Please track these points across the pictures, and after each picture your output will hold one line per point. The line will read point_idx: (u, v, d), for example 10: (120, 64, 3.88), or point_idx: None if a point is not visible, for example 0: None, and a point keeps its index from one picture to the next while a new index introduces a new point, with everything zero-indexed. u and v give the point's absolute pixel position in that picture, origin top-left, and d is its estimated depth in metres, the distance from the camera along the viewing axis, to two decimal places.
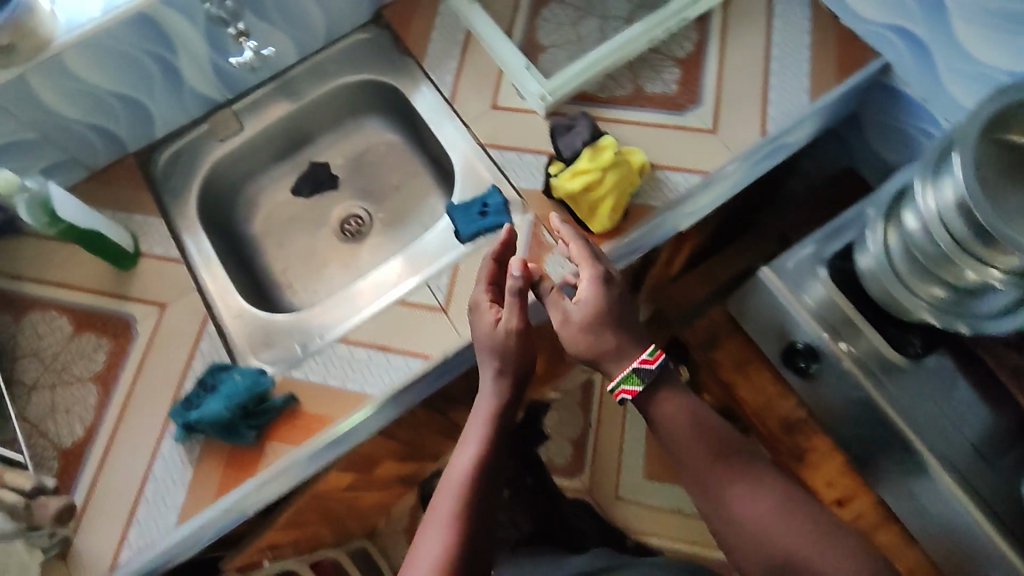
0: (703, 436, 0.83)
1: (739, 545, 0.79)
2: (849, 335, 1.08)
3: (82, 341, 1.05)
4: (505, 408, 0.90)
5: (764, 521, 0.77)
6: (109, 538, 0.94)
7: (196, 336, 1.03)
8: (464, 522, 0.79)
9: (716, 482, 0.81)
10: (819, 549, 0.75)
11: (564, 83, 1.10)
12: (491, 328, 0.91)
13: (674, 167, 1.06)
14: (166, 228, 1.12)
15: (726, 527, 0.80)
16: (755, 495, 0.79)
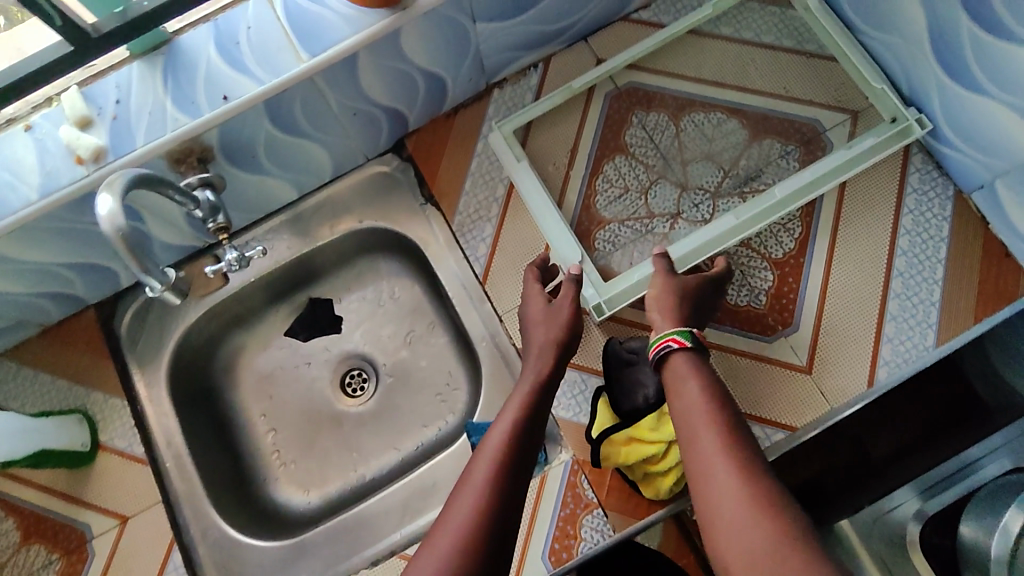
0: (700, 424, 0.63)
1: (716, 534, 0.55)
2: None
3: (30, 553, 0.90)
4: (534, 423, 0.72)
5: (743, 514, 0.54)
6: None
7: (160, 565, 0.89)
8: (510, 492, 0.64)
9: (703, 454, 0.60)
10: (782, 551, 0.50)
11: (625, 292, 0.89)
12: (542, 308, 0.84)
13: (754, 417, 0.85)
14: (131, 413, 0.95)
15: (707, 516, 0.57)
16: (746, 476, 0.57)
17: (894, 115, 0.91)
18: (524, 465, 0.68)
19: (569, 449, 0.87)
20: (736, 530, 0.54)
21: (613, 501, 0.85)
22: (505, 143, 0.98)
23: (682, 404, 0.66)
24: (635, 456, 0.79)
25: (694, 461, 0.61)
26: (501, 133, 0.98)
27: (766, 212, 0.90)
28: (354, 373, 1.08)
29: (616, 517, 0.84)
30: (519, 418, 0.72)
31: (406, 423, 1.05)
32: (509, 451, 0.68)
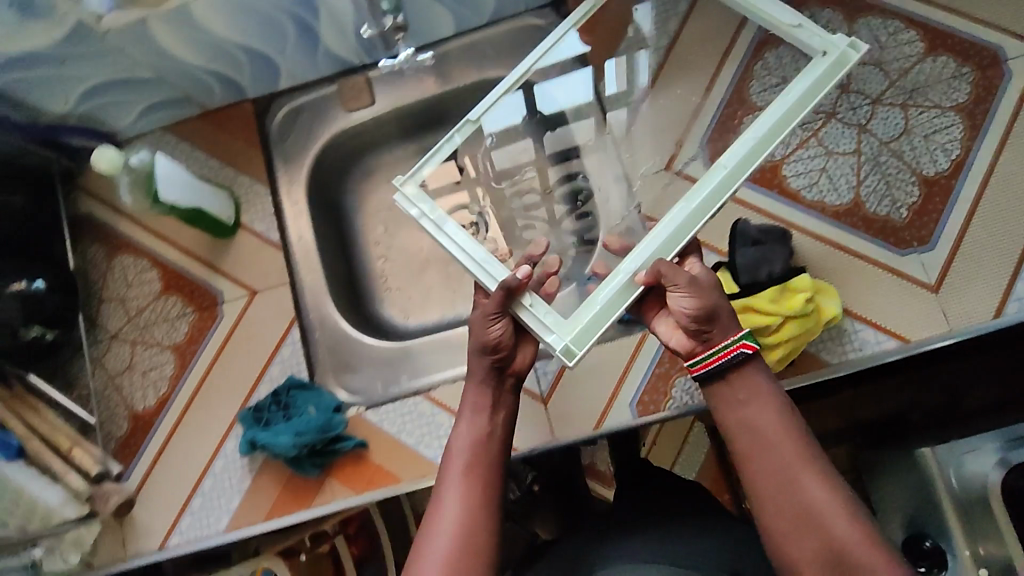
0: (776, 437, 0.59)
1: (789, 541, 0.56)
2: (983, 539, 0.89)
3: (167, 304, 1.00)
4: (491, 451, 0.65)
5: (834, 525, 0.55)
6: (162, 520, 0.94)
7: (279, 339, 0.97)
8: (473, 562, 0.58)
9: (777, 464, 0.58)
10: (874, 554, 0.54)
11: (593, 322, 0.67)
12: (481, 327, 0.68)
13: (868, 321, 0.85)
14: (272, 202, 1.03)
15: (781, 530, 0.57)
16: (830, 483, 0.57)
17: (825, 49, 0.69)
18: (491, 509, 0.62)
19: None
20: (821, 538, 0.55)
21: None
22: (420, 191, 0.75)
23: (747, 414, 0.61)
24: (751, 324, 0.79)
25: (764, 473, 0.58)
26: (408, 190, 0.75)
27: (718, 188, 0.67)
28: None
29: None
30: (468, 457, 0.64)
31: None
32: (468, 494, 0.61)
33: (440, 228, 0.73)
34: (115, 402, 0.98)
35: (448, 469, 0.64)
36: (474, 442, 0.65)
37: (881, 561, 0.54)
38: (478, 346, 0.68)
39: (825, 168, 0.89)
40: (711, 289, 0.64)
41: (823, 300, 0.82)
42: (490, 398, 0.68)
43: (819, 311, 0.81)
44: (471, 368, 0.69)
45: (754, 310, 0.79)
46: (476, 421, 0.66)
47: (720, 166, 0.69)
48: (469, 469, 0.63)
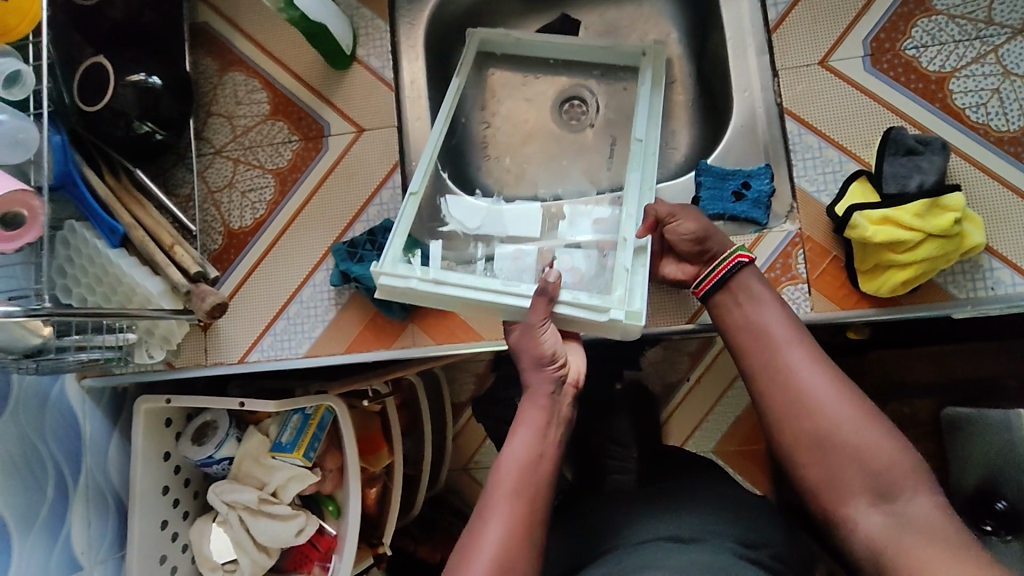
0: (778, 336, 0.70)
1: (784, 420, 0.66)
2: None
3: (273, 128, 0.99)
4: (541, 473, 0.68)
5: (825, 406, 0.65)
6: (246, 335, 0.96)
7: (380, 181, 0.95)
8: (518, 552, 0.63)
9: (775, 355, 0.69)
10: (859, 425, 0.63)
11: (636, 289, 0.79)
12: (534, 339, 0.75)
13: (1009, 260, 0.79)
14: (389, 40, 0.99)
15: (779, 411, 0.67)
16: (827, 372, 0.67)
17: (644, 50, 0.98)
18: (537, 513, 0.66)
19: (797, 221, 0.84)
20: (816, 417, 0.65)
21: (823, 285, 0.82)
22: (396, 262, 0.81)
23: (748, 313, 0.73)
24: (887, 236, 0.75)
25: (766, 365, 0.69)
26: (391, 270, 0.81)
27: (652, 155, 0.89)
28: (575, 100, 1.09)
29: (820, 297, 0.82)
30: (515, 478, 0.67)
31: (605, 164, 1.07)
32: (513, 516, 0.64)
33: (441, 283, 0.80)
34: (213, 216, 0.99)
35: (496, 487, 0.67)
36: (526, 460, 0.68)
37: (872, 434, 0.63)
38: (536, 355, 0.74)
39: (997, 89, 0.82)
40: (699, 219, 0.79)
41: (970, 225, 0.76)
42: (544, 405, 0.72)
43: (964, 234, 0.75)
44: (533, 391, 0.73)
45: (888, 225, 0.76)
46: (530, 443, 0.69)
47: (635, 141, 0.91)
48: (517, 491, 0.66)
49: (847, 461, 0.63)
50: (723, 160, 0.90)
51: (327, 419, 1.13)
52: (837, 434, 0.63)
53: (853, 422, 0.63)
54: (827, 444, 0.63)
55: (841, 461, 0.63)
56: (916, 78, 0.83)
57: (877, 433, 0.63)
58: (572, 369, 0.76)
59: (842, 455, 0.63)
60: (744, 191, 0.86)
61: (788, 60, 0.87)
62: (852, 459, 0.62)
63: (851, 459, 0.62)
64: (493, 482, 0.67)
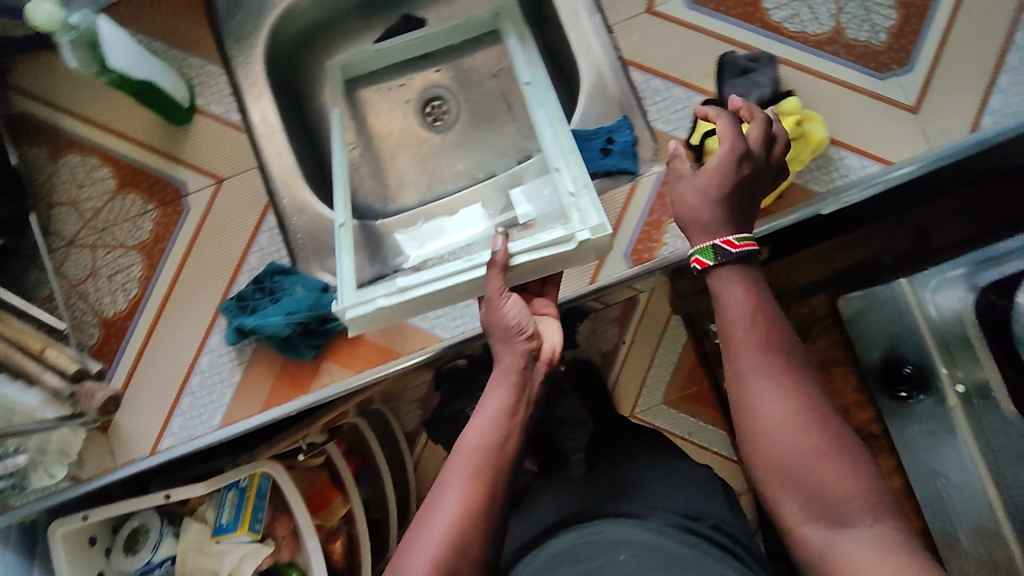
0: (768, 342, 0.61)
1: (747, 443, 0.60)
2: (965, 361, 0.94)
3: (126, 202, 0.93)
4: (501, 456, 0.65)
5: (788, 434, 0.57)
6: (153, 422, 0.89)
7: (254, 226, 0.91)
8: (457, 551, 0.60)
9: (740, 376, 0.61)
10: (821, 454, 0.56)
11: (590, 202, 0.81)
12: (500, 313, 0.74)
13: (853, 148, 0.85)
14: (227, 83, 0.95)
15: (745, 430, 0.60)
16: (795, 394, 0.58)
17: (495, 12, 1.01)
18: (489, 512, 0.62)
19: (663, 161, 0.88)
20: (779, 441, 0.57)
21: None
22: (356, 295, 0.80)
23: (726, 324, 0.63)
24: None
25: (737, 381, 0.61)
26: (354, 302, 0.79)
27: (544, 91, 0.90)
28: (435, 102, 1.09)
29: None
30: (475, 458, 0.64)
31: (478, 155, 1.08)
32: (467, 498, 0.62)
33: (406, 289, 0.79)
34: (83, 308, 0.92)
35: (454, 463, 0.65)
36: (485, 442, 0.65)
37: (835, 468, 0.55)
38: (502, 328, 0.72)
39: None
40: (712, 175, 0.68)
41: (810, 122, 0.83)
42: (512, 379, 0.69)
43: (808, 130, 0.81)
44: (504, 363, 0.70)
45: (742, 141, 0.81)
46: (494, 418, 0.66)
47: (523, 85, 0.92)
48: (475, 472, 0.63)
49: (808, 495, 0.55)
50: (586, 118, 0.90)
51: (266, 486, 1.05)
52: (794, 464, 0.56)
53: (813, 451, 0.56)
54: (786, 474, 0.57)
55: (796, 489, 0.56)
56: (733, 5, 0.89)
57: (842, 468, 0.55)
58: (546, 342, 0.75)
59: (800, 488, 0.56)
60: (609, 147, 0.88)
61: (617, 15, 0.91)
62: (813, 495, 0.55)
63: (803, 489, 0.56)
64: (445, 471, 0.65)
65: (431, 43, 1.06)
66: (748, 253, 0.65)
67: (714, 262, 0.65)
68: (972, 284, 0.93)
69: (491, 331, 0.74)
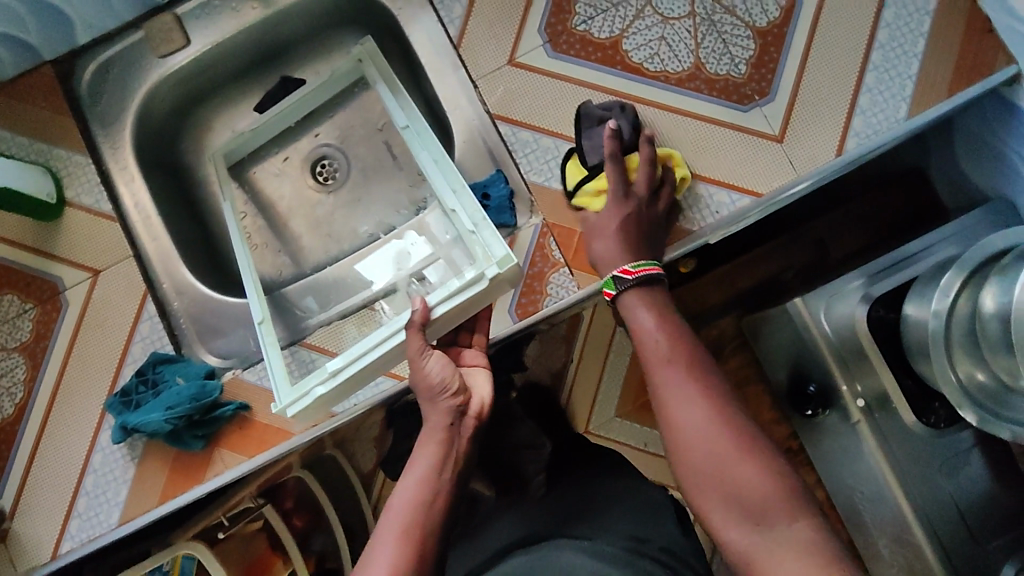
0: (675, 358, 0.69)
1: (674, 454, 0.64)
2: (860, 374, 0.86)
3: (4, 303, 0.91)
4: (430, 516, 0.64)
5: (707, 438, 0.62)
6: (51, 527, 0.88)
7: (136, 315, 0.90)
8: None
9: (663, 392, 0.67)
10: (738, 460, 0.60)
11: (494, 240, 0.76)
12: (425, 371, 0.71)
13: (721, 182, 0.86)
14: (97, 171, 0.94)
15: (671, 442, 0.64)
16: (711, 407, 0.64)
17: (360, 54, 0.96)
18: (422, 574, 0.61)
19: (540, 212, 0.87)
20: (697, 450, 0.62)
21: (580, 262, 0.86)
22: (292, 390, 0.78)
23: (647, 345, 0.71)
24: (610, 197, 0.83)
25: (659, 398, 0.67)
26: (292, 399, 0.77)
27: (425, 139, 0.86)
28: (324, 162, 1.08)
29: (581, 273, 0.85)
30: (405, 520, 0.63)
31: (370, 208, 1.06)
32: (396, 560, 0.60)
33: (338, 371, 0.77)
34: None
35: (389, 524, 0.63)
36: (417, 500, 0.64)
37: (752, 472, 0.59)
38: (424, 386, 0.70)
39: (662, 36, 0.89)
40: (608, 216, 0.82)
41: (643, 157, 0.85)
42: (441, 437, 0.68)
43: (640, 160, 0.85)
44: (430, 422, 0.69)
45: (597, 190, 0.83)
46: (423, 478, 0.65)
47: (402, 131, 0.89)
48: (405, 531, 0.62)
49: (729, 496, 0.59)
50: (462, 171, 0.90)
51: None
52: (714, 468, 0.60)
53: (730, 455, 0.60)
54: (708, 478, 0.60)
55: (718, 493, 0.60)
56: (593, 49, 0.89)
57: (758, 471, 0.59)
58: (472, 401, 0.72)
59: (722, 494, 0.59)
60: (485, 202, 0.88)
61: (481, 69, 0.90)
62: (732, 496, 0.59)
63: (723, 494, 0.59)
64: (378, 534, 0.63)
65: (305, 106, 1.04)
66: (642, 276, 0.76)
67: (616, 292, 0.77)
68: (865, 296, 0.85)
69: (418, 387, 0.71)
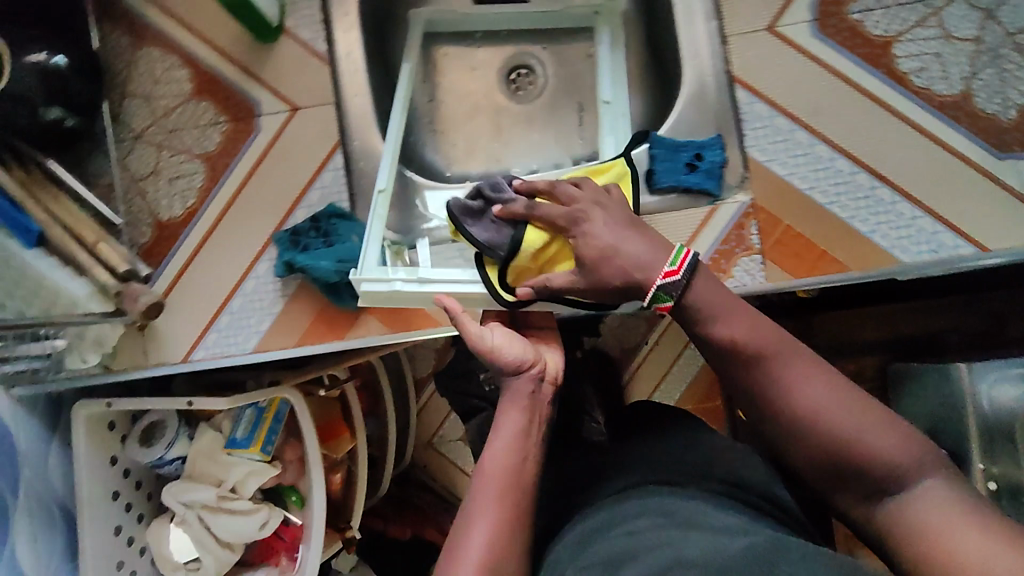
0: (767, 344, 0.56)
1: (786, 443, 0.55)
2: (1007, 454, 0.76)
3: (199, 108, 0.92)
4: (522, 480, 0.63)
5: (829, 418, 0.52)
6: (189, 332, 0.91)
7: (320, 163, 0.90)
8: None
9: (760, 381, 0.56)
10: (867, 432, 0.51)
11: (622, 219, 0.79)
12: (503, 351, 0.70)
13: (947, 224, 0.80)
14: (320, 10, 0.92)
15: (776, 429, 0.56)
16: (825, 372, 0.54)
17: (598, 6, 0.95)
18: (517, 539, 0.61)
19: (752, 192, 0.83)
20: (819, 428, 0.53)
21: (776, 254, 0.83)
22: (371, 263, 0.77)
23: (725, 330, 0.58)
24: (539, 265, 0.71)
25: (755, 377, 0.56)
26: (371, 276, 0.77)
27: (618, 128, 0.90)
28: (521, 70, 1.04)
29: (773, 267, 0.82)
30: (501, 483, 0.63)
31: (555, 132, 1.03)
32: (492, 523, 0.60)
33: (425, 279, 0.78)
34: (140, 207, 0.92)
35: (482, 485, 0.63)
36: (509, 465, 0.64)
37: (881, 433, 0.51)
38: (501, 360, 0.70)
39: (939, 53, 0.82)
40: (610, 227, 0.63)
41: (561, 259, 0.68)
42: (526, 403, 0.68)
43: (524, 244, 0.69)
44: (515, 389, 0.68)
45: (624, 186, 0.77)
46: (512, 443, 0.65)
47: (602, 104, 0.93)
48: (502, 494, 0.62)
49: (856, 471, 0.52)
50: (675, 131, 0.84)
51: (284, 409, 1.11)
52: (845, 447, 0.52)
53: (856, 427, 0.52)
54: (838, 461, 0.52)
55: (853, 475, 0.52)
56: (861, 43, 0.82)
57: (894, 436, 0.51)
58: (549, 366, 0.71)
59: (854, 469, 0.51)
60: (697, 163, 0.84)
61: (737, 26, 0.84)
62: (868, 472, 0.51)
63: (859, 469, 0.51)
64: (472, 494, 0.63)
65: (525, 20, 1.02)
66: (692, 266, 0.59)
67: (673, 306, 0.59)
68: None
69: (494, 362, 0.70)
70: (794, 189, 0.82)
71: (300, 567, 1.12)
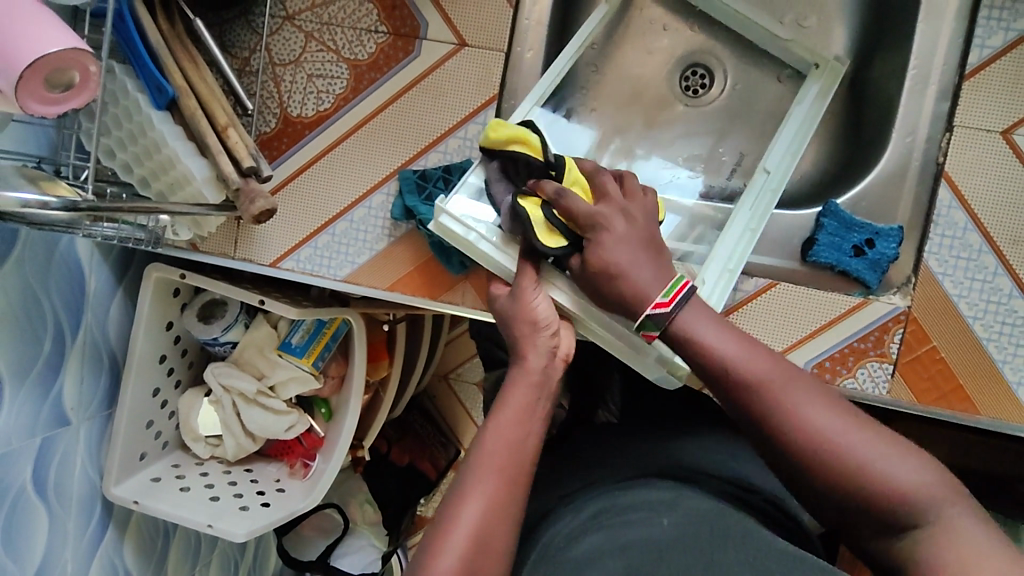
0: (760, 373, 0.50)
1: (807, 492, 0.49)
2: None
3: (361, 9, 0.84)
4: (525, 458, 0.56)
5: (847, 459, 0.47)
6: (284, 238, 0.87)
7: (469, 112, 0.83)
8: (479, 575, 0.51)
9: (765, 415, 0.50)
10: (887, 466, 0.46)
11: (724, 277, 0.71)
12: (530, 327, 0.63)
13: None
14: None
15: (793, 472, 0.49)
16: (827, 399, 0.49)
17: (817, 62, 0.85)
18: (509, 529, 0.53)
19: (910, 302, 0.77)
20: (834, 466, 0.47)
21: (909, 371, 0.76)
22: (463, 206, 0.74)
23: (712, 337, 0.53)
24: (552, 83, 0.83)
25: (752, 408, 0.50)
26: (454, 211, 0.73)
27: (770, 192, 0.78)
28: (699, 71, 0.94)
29: (900, 383, 0.76)
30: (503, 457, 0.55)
31: (710, 153, 0.93)
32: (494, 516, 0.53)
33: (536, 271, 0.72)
34: (271, 93, 0.85)
35: (481, 457, 0.55)
36: (510, 439, 0.56)
37: (900, 463, 0.46)
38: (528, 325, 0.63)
39: None
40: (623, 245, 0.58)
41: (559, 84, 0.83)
42: (536, 379, 0.60)
43: None
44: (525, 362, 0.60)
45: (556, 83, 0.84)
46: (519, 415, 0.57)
47: (761, 171, 0.80)
48: (502, 471, 0.54)
49: (882, 513, 0.46)
50: (853, 206, 0.81)
51: (342, 330, 1.10)
52: (866, 480, 0.46)
53: (877, 458, 0.46)
54: (861, 499, 0.47)
55: (880, 514, 0.46)
56: None
57: (912, 462, 0.46)
58: (563, 344, 0.64)
59: (873, 504, 0.46)
60: (865, 249, 0.78)
61: (971, 118, 0.74)
62: (896, 513, 0.46)
63: (886, 507, 0.46)
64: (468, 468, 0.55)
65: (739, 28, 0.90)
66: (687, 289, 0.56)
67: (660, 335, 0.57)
68: None
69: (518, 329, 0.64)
70: (956, 312, 0.75)
71: (313, 477, 1.13)
